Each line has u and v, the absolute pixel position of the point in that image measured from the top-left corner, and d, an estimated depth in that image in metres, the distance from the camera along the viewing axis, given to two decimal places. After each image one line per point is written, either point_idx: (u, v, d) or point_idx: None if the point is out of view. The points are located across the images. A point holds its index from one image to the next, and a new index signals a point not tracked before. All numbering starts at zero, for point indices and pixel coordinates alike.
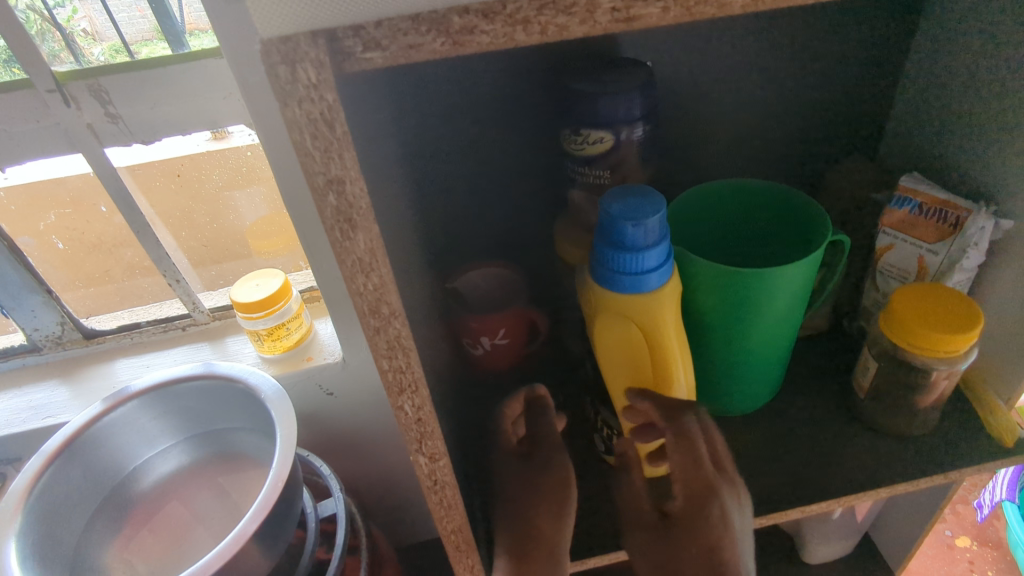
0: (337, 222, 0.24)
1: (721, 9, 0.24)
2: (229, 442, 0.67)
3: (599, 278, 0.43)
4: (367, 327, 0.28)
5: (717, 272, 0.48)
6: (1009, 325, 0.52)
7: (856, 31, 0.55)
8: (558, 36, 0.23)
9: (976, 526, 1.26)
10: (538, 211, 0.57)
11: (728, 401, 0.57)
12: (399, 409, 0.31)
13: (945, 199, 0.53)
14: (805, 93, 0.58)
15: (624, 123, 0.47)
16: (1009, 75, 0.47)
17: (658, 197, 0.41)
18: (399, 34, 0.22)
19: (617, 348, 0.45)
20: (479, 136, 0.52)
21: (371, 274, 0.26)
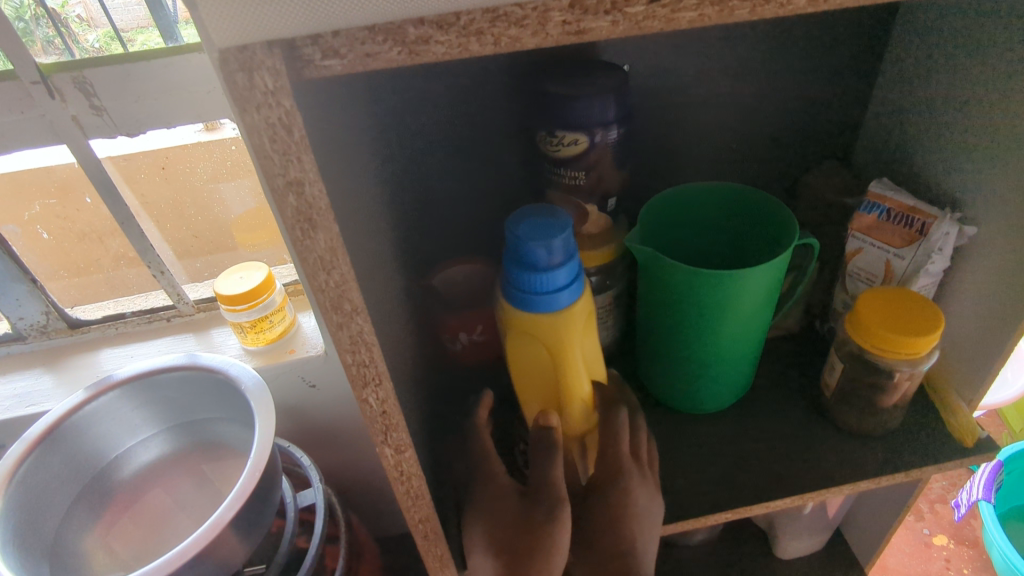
0: (297, 222, 0.25)
1: (670, 23, 0.25)
2: (211, 432, 0.68)
3: (510, 297, 0.44)
4: (331, 323, 0.29)
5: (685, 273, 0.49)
6: (973, 328, 0.54)
7: (830, 38, 0.56)
8: (512, 46, 0.24)
9: (954, 526, 1.28)
10: (517, 210, 0.58)
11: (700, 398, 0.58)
12: (364, 401, 0.32)
13: (912, 205, 0.54)
14: (781, 98, 0.59)
15: (599, 126, 0.48)
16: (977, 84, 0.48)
17: (565, 216, 0.42)
18: (356, 43, 0.23)
19: (528, 360, 0.46)
20: (458, 135, 0.53)
21: (332, 270, 0.27)
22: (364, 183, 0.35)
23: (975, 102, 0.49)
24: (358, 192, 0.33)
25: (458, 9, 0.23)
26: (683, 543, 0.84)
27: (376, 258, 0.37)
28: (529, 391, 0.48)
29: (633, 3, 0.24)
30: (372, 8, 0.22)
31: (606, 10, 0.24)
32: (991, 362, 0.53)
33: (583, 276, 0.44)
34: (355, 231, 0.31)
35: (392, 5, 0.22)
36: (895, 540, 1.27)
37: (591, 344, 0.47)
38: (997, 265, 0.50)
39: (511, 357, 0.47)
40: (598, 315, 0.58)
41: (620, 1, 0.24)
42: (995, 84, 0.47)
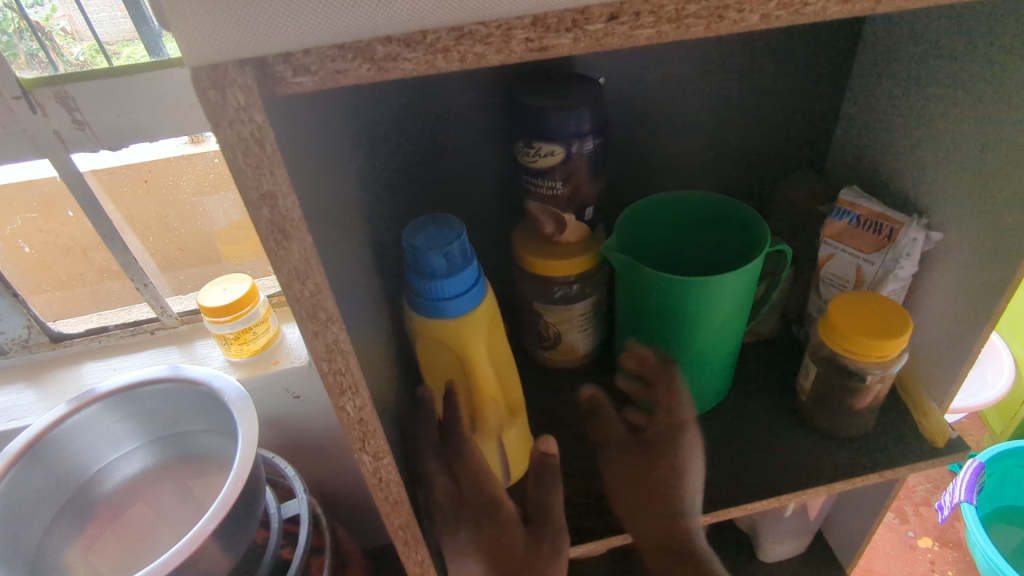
0: (272, 234, 0.26)
1: (629, 40, 0.26)
2: (194, 444, 0.68)
3: (415, 306, 0.45)
4: (306, 331, 0.29)
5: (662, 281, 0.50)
6: (943, 330, 0.55)
7: (800, 50, 0.58)
8: (477, 63, 0.25)
9: (938, 528, 1.30)
10: (498, 220, 0.59)
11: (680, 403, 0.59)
12: (341, 409, 0.33)
13: (880, 212, 0.56)
14: (754, 109, 0.61)
15: (574, 137, 0.49)
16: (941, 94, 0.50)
17: (458, 224, 0.44)
18: (326, 60, 0.24)
19: (440, 368, 0.47)
20: (437, 146, 0.53)
21: (307, 280, 0.28)
22: (344, 194, 0.36)
23: (941, 111, 0.50)
24: (337, 204, 0.34)
25: (425, 28, 0.24)
26: None
27: (355, 268, 0.37)
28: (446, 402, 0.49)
29: (592, 21, 0.25)
30: (341, 28, 0.23)
31: (567, 28, 0.25)
32: (959, 364, 0.54)
33: (482, 280, 0.46)
34: (333, 243, 0.32)
35: (359, 26, 0.23)
36: (880, 542, 1.28)
37: (497, 344, 0.48)
38: (964, 270, 0.52)
39: (423, 367, 0.48)
40: (578, 322, 0.59)
41: (580, 19, 0.25)
42: (959, 94, 0.48)
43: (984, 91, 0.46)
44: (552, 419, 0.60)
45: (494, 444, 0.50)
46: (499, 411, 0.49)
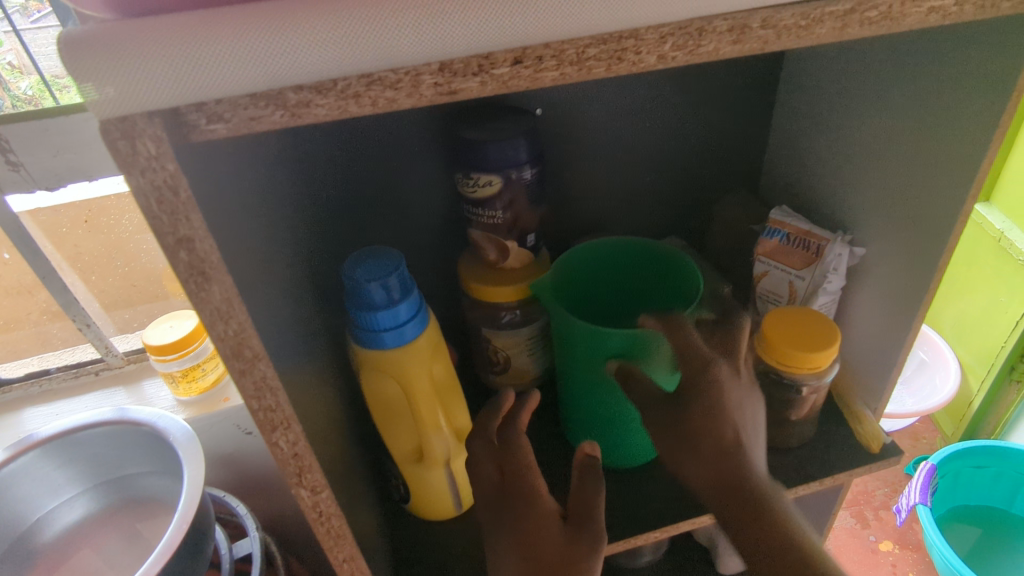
0: (191, 276, 0.26)
1: (535, 82, 0.28)
2: (140, 487, 0.66)
3: (356, 339, 0.46)
4: (233, 370, 0.30)
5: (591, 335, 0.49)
6: (872, 339, 0.58)
7: (727, 77, 0.61)
8: (389, 107, 0.26)
9: (898, 531, 1.34)
10: (444, 250, 0.60)
11: (624, 454, 0.57)
12: (275, 444, 0.33)
13: (807, 229, 0.58)
14: (689, 134, 0.63)
15: (512, 167, 0.51)
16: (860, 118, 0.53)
17: (396, 256, 0.45)
18: (239, 108, 0.25)
19: (386, 400, 0.47)
20: (379, 179, 0.54)
21: (230, 320, 0.28)
22: (280, 232, 0.36)
23: (862, 133, 0.54)
24: (270, 243, 0.34)
25: (335, 76, 0.25)
26: (630, 567, 0.85)
27: (294, 304, 0.38)
28: (392, 433, 0.49)
29: (498, 65, 0.27)
30: (251, 79, 0.24)
31: (474, 73, 0.27)
32: (889, 373, 0.57)
33: (422, 310, 0.46)
34: (267, 279, 0.32)
35: (269, 77, 0.24)
36: (844, 548, 1.31)
37: (442, 371, 0.49)
38: (887, 282, 0.55)
39: (368, 401, 0.48)
40: (526, 347, 0.59)
41: (486, 64, 0.26)
42: (877, 116, 0.52)
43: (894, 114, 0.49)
44: None
45: (444, 471, 0.50)
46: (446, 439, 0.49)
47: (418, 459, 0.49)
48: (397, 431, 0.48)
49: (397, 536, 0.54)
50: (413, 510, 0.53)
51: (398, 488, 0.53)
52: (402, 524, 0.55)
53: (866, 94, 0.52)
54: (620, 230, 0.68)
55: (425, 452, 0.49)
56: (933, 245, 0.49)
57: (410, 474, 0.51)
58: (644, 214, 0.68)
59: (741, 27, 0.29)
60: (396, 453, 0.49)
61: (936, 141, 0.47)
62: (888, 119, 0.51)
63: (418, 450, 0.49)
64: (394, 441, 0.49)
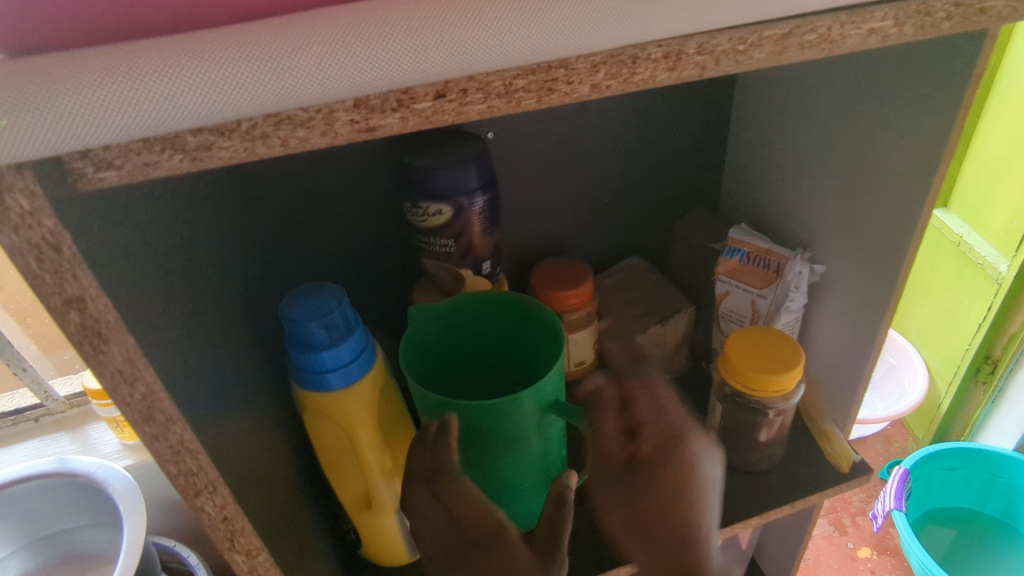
0: (85, 337, 0.24)
1: (460, 116, 0.26)
2: (80, 542, 0.62)
3: (297, 381, 0.43)
4: (144, 435, 0.27)
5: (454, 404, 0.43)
6: (835, 357, 0.57)
7: (681, 95, 0.60)
8: (302, 146, 0.25)
9: (876, 537, 1.34)
10: (397, 279, 0.58)
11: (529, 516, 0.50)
12: (200, 509, 0.31)
13: (766, 248, 0.58)
14: (645, 154, 0.62)
15: (461, 195, 0.49)
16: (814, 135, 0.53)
17: (338, 292, 0.43)
18: (131, 154, 0.22)
19: (331, 444, 0.45)
20: (325, 210, 0.52)
21: (136, 383, 0.25)
22: (203, 276, 0.34)
23: (816, 150, 0.53)
24: (189, 289, 0.32)
25: (238, 117, 0.23)
26: None
27: (223, 351, 0.35)
28: (337, 478, 0.46)
29: (419, 100, 0.25)
30: (141, 124, 0.22)
31: (393, 108, 0.25)
32: (854, 391, 0.56)
33: (368, 348, 0.44)
34: (184, 330, 0.30)
35: (161, 121, 0.22)
36: (823, 557, 1.31)
37: (390, 411, 0.47)
38: (846, 299, 0.54)
39: (313, 443, 0.46)
40: None
41: (405, 99, 0.25)
42: (830, 133, 0.51)
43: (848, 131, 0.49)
44: None
45: (395, 517, 0.48)
46: (394, 484, 0.47)
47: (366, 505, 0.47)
48: (345, 475, 0.46)
49: None
50: (365, 554, 0.51)
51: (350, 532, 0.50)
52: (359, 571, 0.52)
53: (818, 111, 0.52)
54: (580, 252, 0.67)
55: (373, 498, 0.47)
56: (890, 262, 0.49)
57: (360, 520, 0.48)
58: (605, 235, 0.67)
59: (676, 53, 0.28)
60: (343, 498, 0.47)
61: (888, 158, 0.46)
62: (841, 136, 0.50)
63: (365, 496, 0.47)
64: (341, 485, 0.47)
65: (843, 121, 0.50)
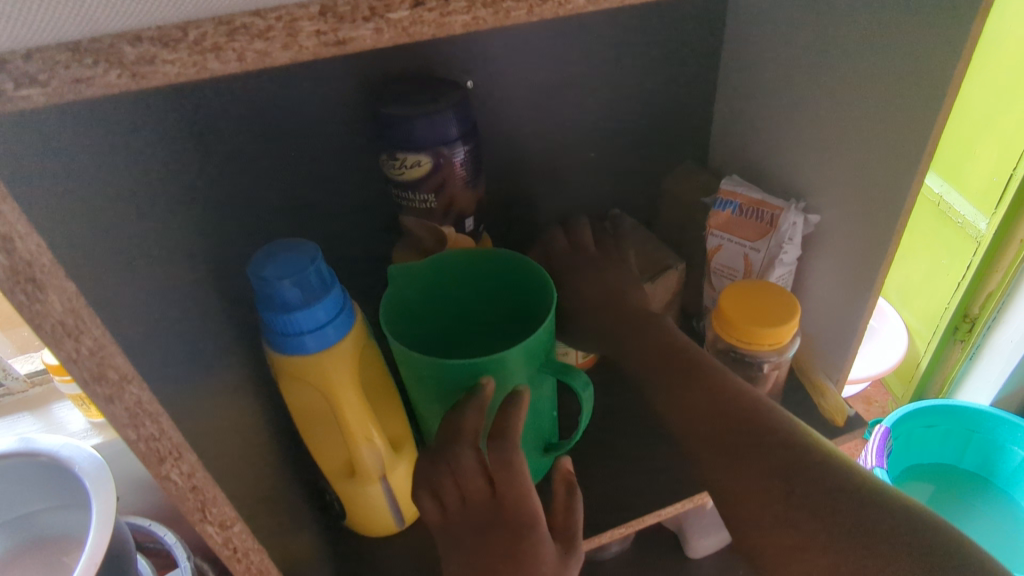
0: (16, 283, 0.21)
1: (442, 29, 0.23)
2: (49, 524, 0.59)
3: (270, 345, 0.40)
4: (97, 397, 0.24)
5: (438, 363, 0.41)
6: (830, 310, 0.56)
7: (669, 41, 0.57)
8: (261, 62, 0.22)
9: None
10: (375, 239, 0.55)
11: None
12: (166, 479, 0.28)
13: (759, 199, 0.56)
14: (632, 104, 0.60)
15: (441, 144, 0.46)
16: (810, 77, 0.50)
17: (311, 248, 0.40)
18: (58, 67, 0.19)
19: (310, 411, 0.42)
20: (296, 164, 0.48)
21: (81, 337, 0.23)
22: (162, 226, 0.31)
23: (810, 94, 0.51)
24: (148, 239, 0.29)
25: (183, 23, 0.20)
26: (597, 560, 0.82)
27: (189, 309, 0.32)
28: (320, 447, 0.44)
29: (394, 8, 0.22)
30: (66, 26, 0.18)
31: (365, 18, 0.22)
32: (850, 340, 0.55)
33: (346, 309, 0.42)
34: (138, 281, 0.27)
35: (90, 23, 0.19)
36: None
37: (372, 375, 0.44)
38: (843, 249, 0.53)
39: (292, 411, 0.43)
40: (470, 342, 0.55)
41: (379, 7, 0.22)
42: (825, 75, 0.49)
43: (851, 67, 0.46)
44: None
45: (381, 485, 0.46)
46: (379, 451, 0.45)
47: (350, 473, 0.45)
48: (326, 443, 0.44)
49: (339, 558, 0.49)
50: (351, 525, 0.49)
51: (334, 503, 0.48)
52: (345, 542, 0.50)
53: (812, 51, 0.50)
54: (566, 209, 0.64)
55: (357, 466, 0.45)
56: (888, 208, 0.47)
57: (344, 489, 0.46)
58: (591, 191, 0.64)
59: None
60: (326, 468, 0.45)
61: (888, 96, 0.44)
62: (837, 76, 0.48)
63: (349, 464, 0.45)
64: (322, 453, 0.44)
65: (841, 59, 0.47)
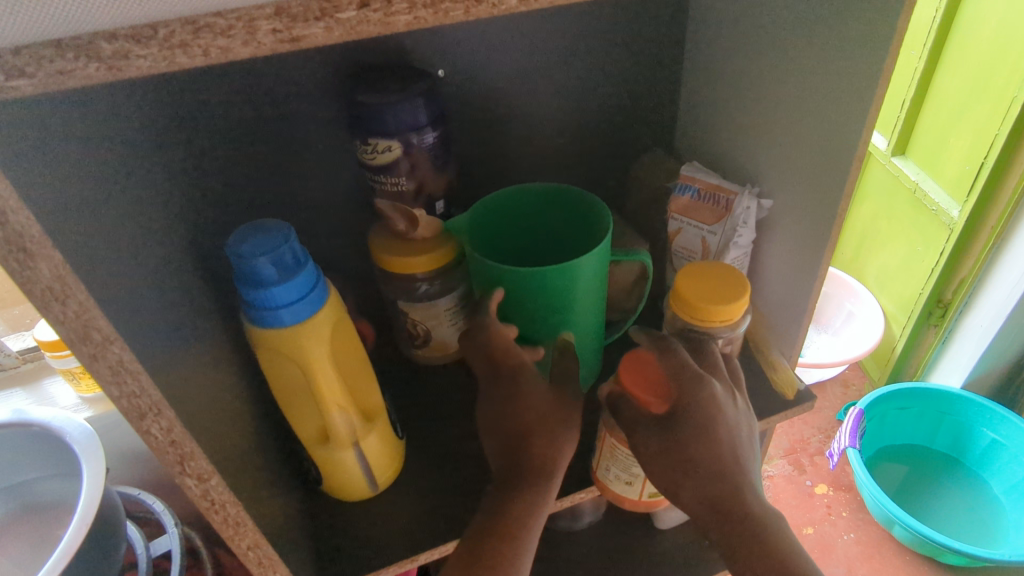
0: (10, 253, 0.23)
1: (387, 27, 0.26)
2: (43, 492, 0.63)
3: (248, 318, 0.43)
4: (82, 355, 0.27)
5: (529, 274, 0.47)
6: (779, 292, 0.60)
7: (634, 32, 0.60)
8: (224, 57, 0.24)
9: (831, 474, 1.42)
10: (352, 220, 0.58)
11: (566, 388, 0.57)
12: (147, 433, 0.31)
13: (716, 184, 0.59)
14: (599, 93, 0.63)
15: (411, 131, 0.49)
16: (761, 65, 0.53)
17: (286, 228, 0.43)
18: (43, 61, 0.22)
19: (286, 381, 0.45)
20: (275, 149, 0.51)
21: (67, 300, 0.25)
22: (145, 205, 0.34)
23: (762, 84, 0.54)
24: (131, 216, 0.32)
25: (152, 22, 0.23)
26: (572, 528, 0.86)
27: (170, 282, 0.35)
28: (297, 415, 0.47)
29: (343, 9, 0.25)
30: (52, 28, 0.21)
31: (317, 18, 0.25)
32: (799, 322, 0.59)
33: (319, 286, 0.44)
34: (119, 251, 0.30)
35: (69, 24, 0.22)
36: (782, 494, 1.39)
37: (344, 349, 0.47)
38: (793, 235, 0.56)
39: (270, 381, 0.46)
40: (446, 318, 0.58)
41: (328, 8, 0.25)
42: (776, 66, 0.52)
43: (801, 60, 0.49)
44: (422, 416, 0.59)
45: (354, 451, 0.49)
46: (350, 418, 0.48)
47: (325, 439, 0.48)
48: (302, 411, 0.47)
49: (319, 520, 0.52)
50: (328, 491, 0.52)
51: (311, 470, 0.52)
52: (324, 507, 0.53)
53: (764, 42, 0.52)
54: None
55: (331, 433, 0.48)
56: (830, 196, 0.50)
57: (320, 456, 0.49)
58: (561, 177, 0.67)
59: None
60: (302, 435, 0.48)
61: (830, 87, 0.47)
62: (787, 67, 0.51)
63: (324, 430, 0.48)
64: (298, 420, 0.47)
65: (789, 51, 0.50)
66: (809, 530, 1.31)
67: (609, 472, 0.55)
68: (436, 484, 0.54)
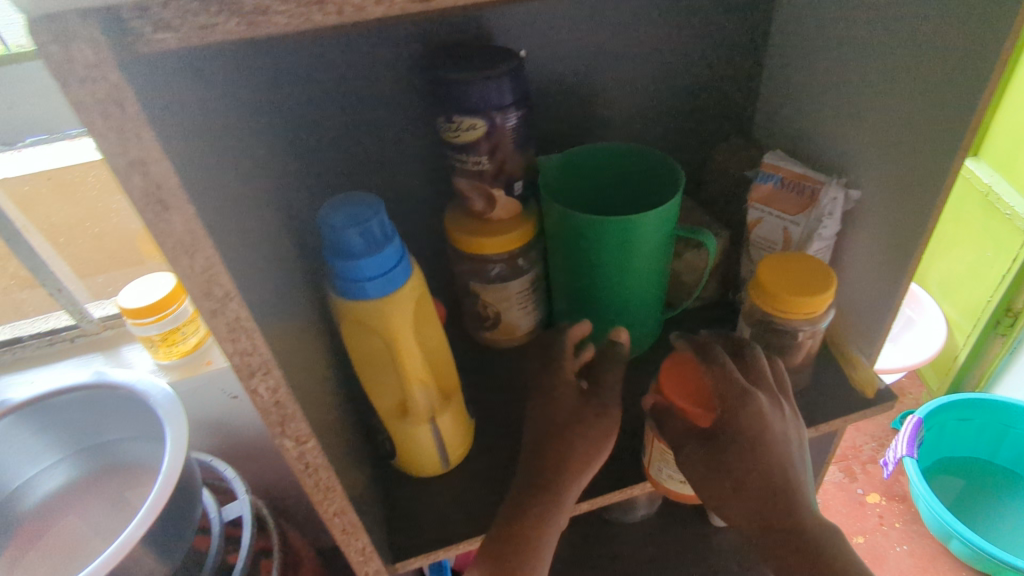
0: (148, 204, 0.24)
1: None
2: (123, 452, 0.67)
3: (335, 289, 0.44)
4: (203, 311, 0.27)
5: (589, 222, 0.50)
6: (860, 287, 0.58)
7: (720, 13, 0.58)
8: (357, 15, 0.24)
9: (884, 483, 1.37)
10: (428, 199, 0.58)
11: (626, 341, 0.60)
12: (255, 391, 0.31)
13: (802, 173, 0.57)
14: (678, 76, 0.61)
15: (496, 110, 0.48)
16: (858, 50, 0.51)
17: (375, 202, 0.42)
18: (189, 15, 0.22)
19: (369, 353, 0.46)
20: (358, 125, 0.52)
21: (196, 255, 0.26)
22: (251, 170, 0.34)
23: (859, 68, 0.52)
24: (241, 180, 0.32)
25: None
26: (624, 522, 0.85)
27: (271, 248, 0.36)
28: (377, 387, 0.48)
29: None
30: None
31: None
32: (882, 320, 0.56)
33: (404, 260, 0.44)
34: (235, 210, 0.30)
35: None
36: (832, 501, 1.35)
37: (425, 325, 0.47)
38: (882, 229, 0.54)
39: (351, 353, 0.46)
40: (518, 300, 0.57)
41: None
42: (874, 51, 0.50)
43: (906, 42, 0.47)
44: (490, 397, 0.59)
45: (430, 426, 0.49)
46: (428, 394, 0.48)
47: (403, 413, 0.48)
48: (382, 384, 0.47)
49: (390, 493, 0.53)
50: (400, 465, 0.53)
51: (385, 444, 0.52)
52: (394, 481, 0.54)
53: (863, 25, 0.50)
54: None
55: (409, 407, 0.48)
56: (925, 192, 0.48)
57: (397, 430, 0.50)
58: None
59: None
60: (380, 408, 0.48)
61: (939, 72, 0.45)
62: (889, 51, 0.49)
63: (403, 404, 0.48)
64: (377, 393, 0.48)
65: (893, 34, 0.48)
66: (859, 540, 1.27)
67: (662, 472, 0.53)
68: (505, 464, 0.54)
